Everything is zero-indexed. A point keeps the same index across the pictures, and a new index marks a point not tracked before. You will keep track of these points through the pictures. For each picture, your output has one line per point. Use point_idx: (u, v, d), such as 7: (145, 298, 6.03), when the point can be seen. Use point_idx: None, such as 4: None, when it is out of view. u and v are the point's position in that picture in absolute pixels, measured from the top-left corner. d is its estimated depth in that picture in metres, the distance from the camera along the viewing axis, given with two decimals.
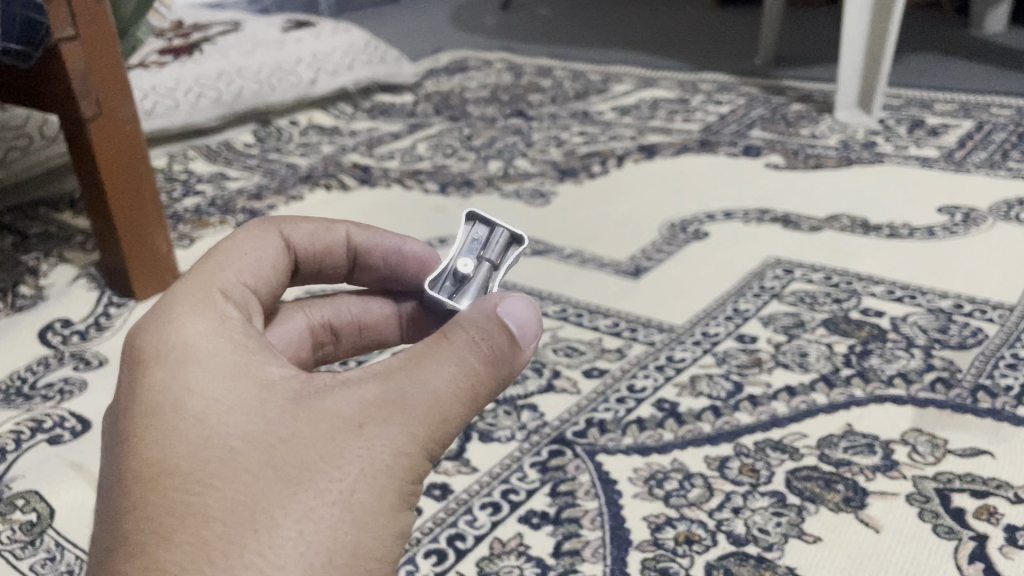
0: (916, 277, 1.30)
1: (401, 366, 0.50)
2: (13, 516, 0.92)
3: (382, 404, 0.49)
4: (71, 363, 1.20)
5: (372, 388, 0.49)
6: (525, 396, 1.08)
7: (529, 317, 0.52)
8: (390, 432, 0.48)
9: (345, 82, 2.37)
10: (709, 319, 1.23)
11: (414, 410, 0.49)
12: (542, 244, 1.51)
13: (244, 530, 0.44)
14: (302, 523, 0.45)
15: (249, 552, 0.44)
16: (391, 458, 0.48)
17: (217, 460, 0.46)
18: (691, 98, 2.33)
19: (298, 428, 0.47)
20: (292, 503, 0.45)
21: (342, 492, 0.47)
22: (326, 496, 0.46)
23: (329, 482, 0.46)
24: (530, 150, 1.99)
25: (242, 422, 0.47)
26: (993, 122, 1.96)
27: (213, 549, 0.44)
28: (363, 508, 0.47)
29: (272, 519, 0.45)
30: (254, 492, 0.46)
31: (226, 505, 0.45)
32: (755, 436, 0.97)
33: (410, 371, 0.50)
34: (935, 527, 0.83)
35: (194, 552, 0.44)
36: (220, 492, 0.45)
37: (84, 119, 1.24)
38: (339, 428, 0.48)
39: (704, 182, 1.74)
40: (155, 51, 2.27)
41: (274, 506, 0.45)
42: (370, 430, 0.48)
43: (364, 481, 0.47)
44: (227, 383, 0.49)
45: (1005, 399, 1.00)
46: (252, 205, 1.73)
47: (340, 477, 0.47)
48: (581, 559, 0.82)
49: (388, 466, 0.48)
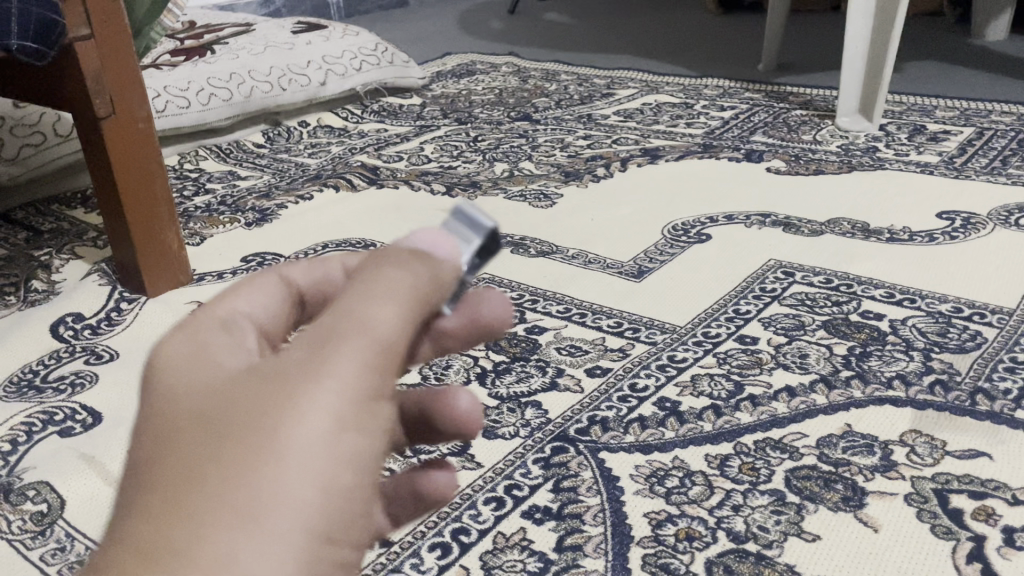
0: (914, 280, 1.32)
1: (346, 318, 0.41)
2: (24, 506, 0.94)
3: (326, 356, 0.40)
4: (81, 357, 1.22)
5: (331, 355, 0.40)
6: (529, 394, 1.10)
7: (447, 236, 0.46)
8: (338, 395, 0.40)
9: (353, 84, 2.39)
10: (711, 320, 1.24)
11: (360, 360, 0.41)
12: (546, 245, 1.53)
13: (220, 572, 0.35)
14: (289, 553, 0.37)
15: (179, 561, 0.36)
16: (344, 426, 0.39)
17: (156, 457, 0.39)
18: (696, 103, 2.35)
19: (263, 434, 0.38)
20: (231, 496, 0.37)
21: (287, 477, 0.38)
22: (311, 510, 0.38)
23: (270, 466, 0.38)
24: (535, 152, 2.01)
25: (180, 415, 0.40)
26: (995, 130, 1.98)
27: (143, 559, 0.36)
28: (314, 494, 0.38)
29: (207, 522, 0.36)
30: (191, 488, 0.38)
31: (161, 507, 0.37)
32: (755, 435, 0.99)
33: (358, 320, 0.41)
34: (933, 527, 0.84)
35: (120, 568, 0.35)
36: (157, 494, 0.38)
37: (98, 118, 1.26)
38: (280, 399, 0.39)
39: (706, 185, 1.76)
40: (166, 52, 2.29)
41: (251, 544, 0.36)
42: (340, 421, 0.39)
43: (314, 460, 0.38)
44: (183, 374, 0.42)
45: (1004, 402, 1.02)
46: (260, 204, 1.75)
47: (322, 490, 0.38)
48: (583, 554, 0.84)
49: (342, 435, 0.39)
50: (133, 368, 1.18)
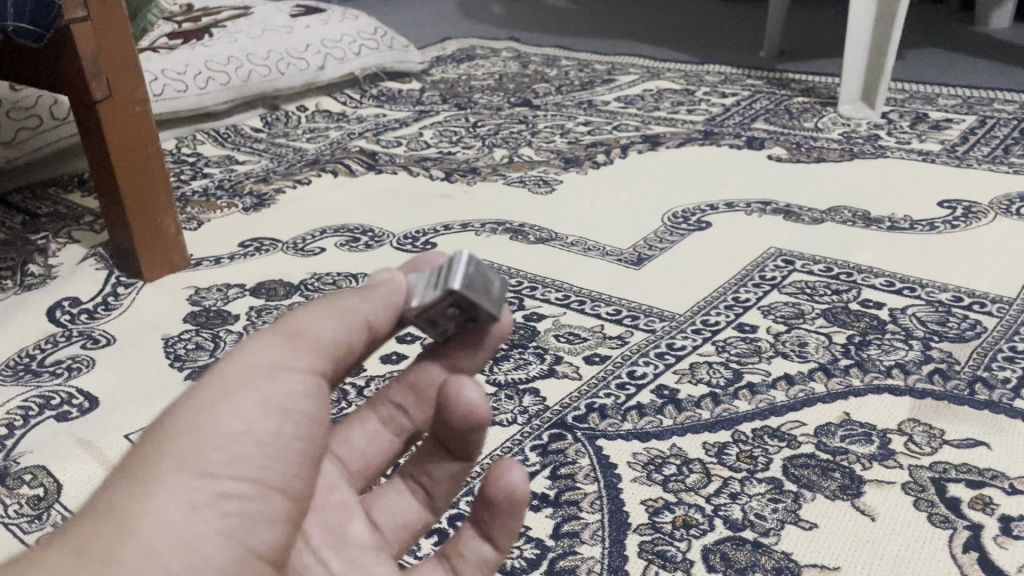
0: (914, 269, 1.31)
1: (283, 324, 0.58)
2: (20, 490, 0.94)
3: (277, 359, 0.56)
4: (79, 342, 1.21)
5: (258, 345, 0.56)
6: (528, 381, 1.10)
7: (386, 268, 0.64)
8: (284, 383, 0.55)
9: (353, 69, 2.38)
10: (710, 308, 1.24)
11: (298, 356, 0.57)
12: (545, 231, 1.52)
13: (125, 501, 0.49)
14: (183, 490, 0.50)
15: (160, 501, 0.49)
16: (290, 400, 0.55)
17: (142, 444, 0.52)
18: (697, 90, 2.34)
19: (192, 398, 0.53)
20: (198, 454, 0.51)
21: (246, 435, 0.52)
22: (213, 457, 0.51)
23: (231, 427, 0.52)
24: (535, 138, 2.00)
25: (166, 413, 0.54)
26: (997, 118, 1.97)
27: (127, 509, 0.48)
28: (268, 446, 0.53)
29: (179, 474, 0.50)
30: (166, 455, 0.50)
31: (142, 472, 0.50)
32: (753, 423, 0.98)
33: (291, 323, 0.58)
34: (931, 515, 0.84)
35: (110, 519, 0.48)
36: (140, 465, 0.50)
37: (94, 101, 1.25)
38: (238, 385, 0.54)
39: (706, 173, 1.75)
40: (164, 34, 2.27)
41: (157, 476, 0.50)
42: (250, 394, 0.54)
43: (265, 423, 0.53)
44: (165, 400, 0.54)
45: (1003, 391, 1.01)
46: (259, 189, 1.75)
47: (221, 443, 0.51)
48: (580, 541, 0.84)
49: (287, 406, 0.55)
50: (130, 353, 1.18)
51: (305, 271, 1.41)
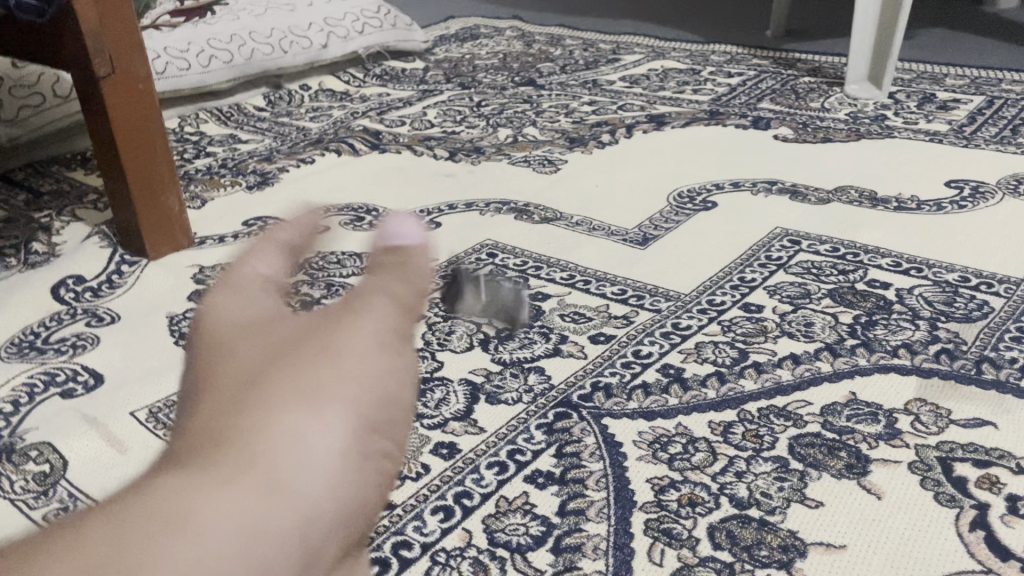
0: (920, 249, 1.31)
1: (325, 334, 0.50)
2: (26, 466, 0.94)
3: (359, 355, 0.49)
4: (83, 319, 1.21)
5: (348, 334, 0.50)
6: (533, 360, 1.10)
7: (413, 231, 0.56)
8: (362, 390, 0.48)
9: (356, 47, 2.36)
10: (716, 288, 1.23)
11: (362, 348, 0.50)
12: (550, 211, 1.52)
13: (192, 504, 0.40)
14: (254, 496, 0.42)
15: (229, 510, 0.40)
16: (372, 406, 0.48)
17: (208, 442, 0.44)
18: (703, 69, 2.32)
19: (270, 390, 0.46)
20: (279, 468, 0.43)
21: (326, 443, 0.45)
22: (294, 468, 0.44)
23: (311, 438, 0.45)
24: (540, 117, 1.99)
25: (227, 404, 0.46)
26: (1005, 99, 1.95)
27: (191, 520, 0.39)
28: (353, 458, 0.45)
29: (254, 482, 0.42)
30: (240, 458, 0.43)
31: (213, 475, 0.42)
32: (759, 402, 0.98)
33: (348, 325, 0.51)
34: (937, 495, 0.84)
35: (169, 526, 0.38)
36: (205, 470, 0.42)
37: (98, 77, 1.24)
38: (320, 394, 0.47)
39: (712, 153, 1.74)
40: (166, 12, 2.26)
41: (231, 482, 0.42)
42: (336, 403, 0.46)
43: (346, 434, 0.46)
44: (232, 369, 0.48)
45: (1010, 371, 1.01)
46: (262, 168, 1.74)
47: (305, 457, 0.44)
48: (585, 519, 0.84)
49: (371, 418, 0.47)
50: (135, 332, 1.18)
51: (310, 250, 1.42)
